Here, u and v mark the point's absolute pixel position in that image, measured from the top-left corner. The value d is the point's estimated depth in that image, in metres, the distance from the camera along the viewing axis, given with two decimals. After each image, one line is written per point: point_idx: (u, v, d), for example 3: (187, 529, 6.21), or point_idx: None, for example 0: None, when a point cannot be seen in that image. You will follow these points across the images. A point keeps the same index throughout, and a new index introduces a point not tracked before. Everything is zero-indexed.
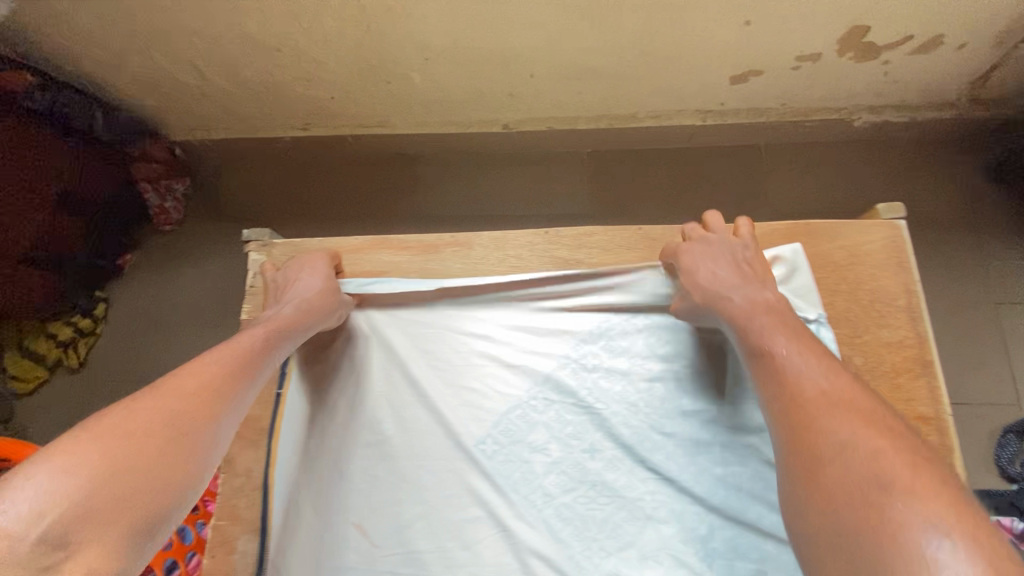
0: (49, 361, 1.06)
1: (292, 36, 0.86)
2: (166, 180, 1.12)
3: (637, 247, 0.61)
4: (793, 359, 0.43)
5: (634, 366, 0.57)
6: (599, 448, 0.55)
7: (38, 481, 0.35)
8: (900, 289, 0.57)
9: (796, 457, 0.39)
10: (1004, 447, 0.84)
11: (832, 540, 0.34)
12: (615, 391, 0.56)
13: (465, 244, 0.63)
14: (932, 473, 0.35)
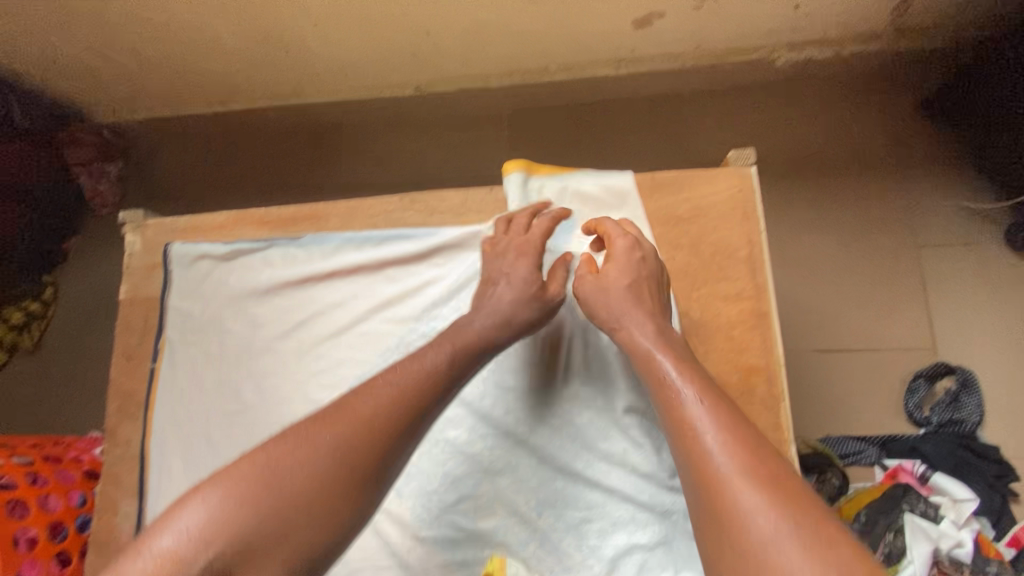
0: (5, 344, 1.10)
1: (173, 11, 0.84)
2: (99, 163, 1.13)
3: (485, 210, 0.60)
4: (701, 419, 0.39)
5: None
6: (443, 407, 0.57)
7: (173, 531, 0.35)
8: (741, 240, 0.55)
9: (710, 528, 0.36)
10: (913, 392, 0.84)
11: None
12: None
13: (322, 216, 0.64)
14: (817, 541, 0.33)
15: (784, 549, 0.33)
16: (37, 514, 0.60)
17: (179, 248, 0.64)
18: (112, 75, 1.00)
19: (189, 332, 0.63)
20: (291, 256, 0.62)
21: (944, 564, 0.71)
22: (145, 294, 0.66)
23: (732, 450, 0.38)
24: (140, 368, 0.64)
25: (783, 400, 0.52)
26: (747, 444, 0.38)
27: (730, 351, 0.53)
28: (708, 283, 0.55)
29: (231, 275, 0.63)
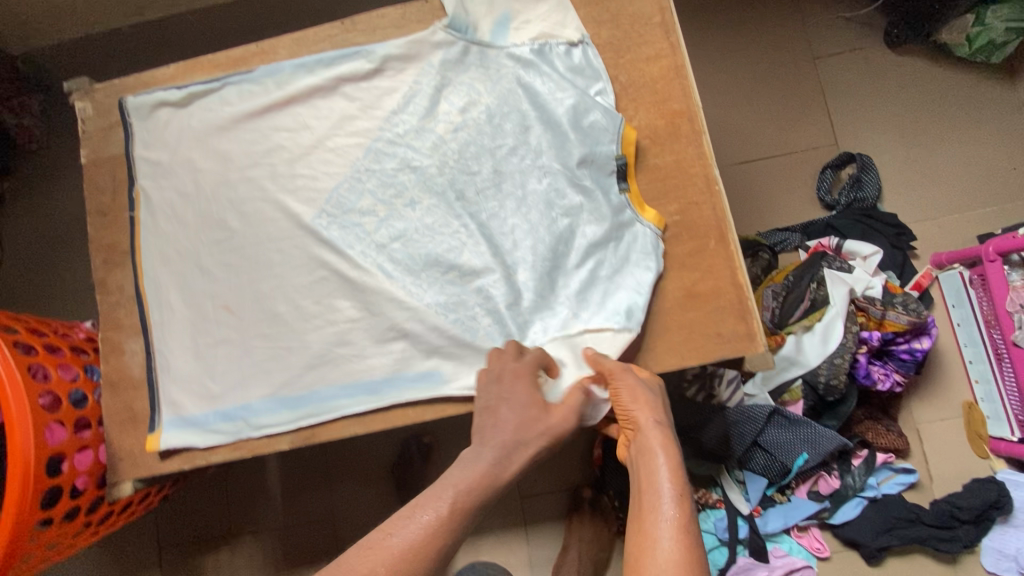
0: None
1: None
2: (18, 97, 1.08)
3: (426, 19, 0.65)
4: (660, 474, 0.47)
5: (439, 122, 0.64)
6: (418, 200, 0.63)
7: None
8: (654, 9, 0.63)
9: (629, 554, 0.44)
10: (823, 180, 0.96)
11: None
12: (426, 146, 0.63)
13: (271, 51, 0.67)
14: None
15: None
16: (47, 357, 0.63)
17: (135, 100, 0.66)
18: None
19: (161, 175, 0.65)
20: (249, 91, 0.66)
21: (859, 301, 0.85)
22: (107, 153, 0.67)
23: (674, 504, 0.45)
24: (119, 220, 0.66)
25: (704, 132, 0.61)
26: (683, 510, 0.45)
27: (656, 101, 0.62)
28: (631, 49, 0.63)
29: (192, 115, 0.66)
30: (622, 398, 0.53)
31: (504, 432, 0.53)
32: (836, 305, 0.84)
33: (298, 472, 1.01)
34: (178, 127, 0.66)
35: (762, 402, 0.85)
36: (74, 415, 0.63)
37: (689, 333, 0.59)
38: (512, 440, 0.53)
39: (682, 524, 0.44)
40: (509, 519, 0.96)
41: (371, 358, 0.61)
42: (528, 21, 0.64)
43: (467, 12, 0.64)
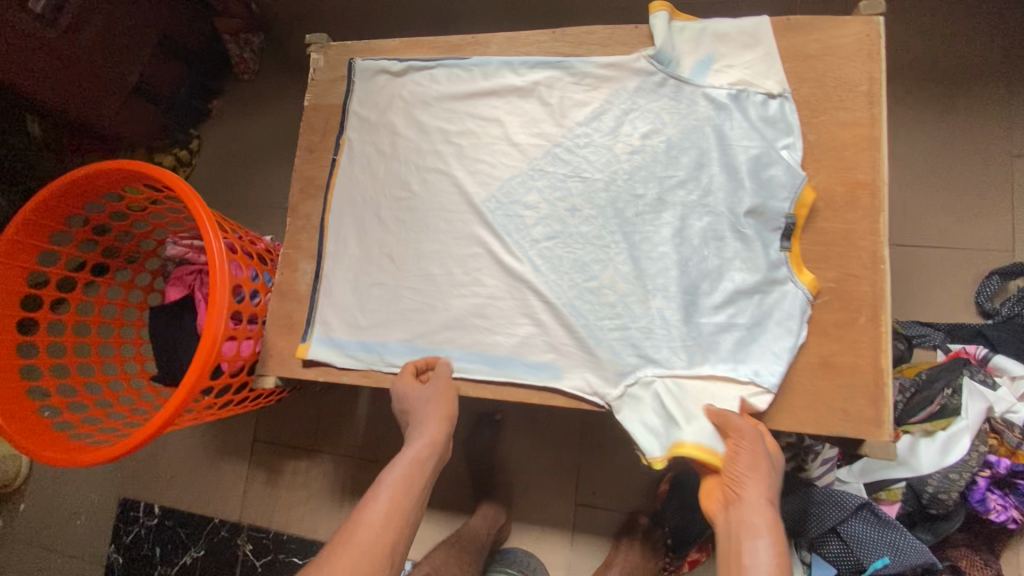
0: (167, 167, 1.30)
1: None
2: (245, 34, 1.27)
3: (632, 41, 0.69)
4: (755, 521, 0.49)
5: (619, 141, 0.67)
6: (579, 207, 0.67)
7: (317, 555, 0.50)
8: (863, 77, 0.63)
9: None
10: (986, 285, 0.89)
11: None
12: (601, 160, 0.67)
13: (483, 43, 0.74)
14: None
15: None
16: (245, 258, 0.75)
17: (363, 63, 0.76)
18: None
19: (366, 130, 0.75)
20: (456, 75, 0.73)
21: (996, 422, 0.79)
22: (326, 101, 0.78)
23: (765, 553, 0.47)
24: (321, 160, 0.77)
25: (883, 208, 0.60)
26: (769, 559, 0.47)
27: (841, 168, 0.62)
28: (828, 111, 0.63)
29: (405, 85, 0.74)
30: (741, 461, 0.53)
31: (418, 422, 0.63)
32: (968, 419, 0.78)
33: (385, 415, 1.10)
34: (392, 93, 0.75)
35: (854, 492, 0.82)
36: (249, 310, 0.74)
37: (815, 405, 0.59)
38: (427, 425, 0.62)
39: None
40: (560, 520, 0.99)
41: (499, 335, 0.67)
42: (729, 66, 0.66)
43: (674, 48, 0.67)
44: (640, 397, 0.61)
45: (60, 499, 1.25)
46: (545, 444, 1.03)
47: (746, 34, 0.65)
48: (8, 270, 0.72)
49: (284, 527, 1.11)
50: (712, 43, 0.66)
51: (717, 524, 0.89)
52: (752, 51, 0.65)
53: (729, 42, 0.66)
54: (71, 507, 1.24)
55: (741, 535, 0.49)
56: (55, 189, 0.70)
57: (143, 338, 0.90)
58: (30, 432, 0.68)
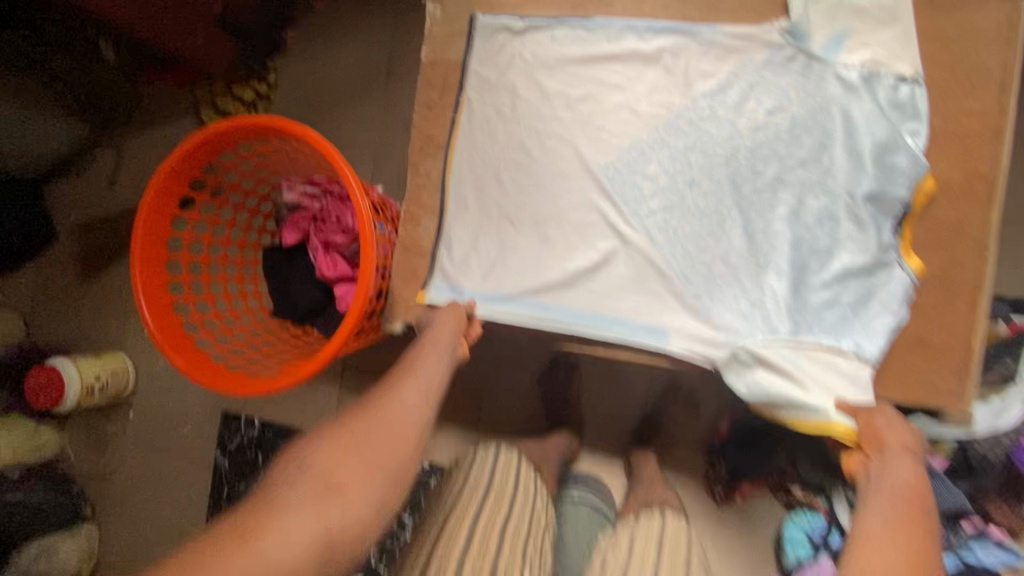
0: (248, 100, 1.31)
1: None
2: None
3: (763, 11, 0.69)
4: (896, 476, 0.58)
5: (744, 115, 0.69)
6: (697, 181, 0.70)
7: (335, 437, 0.53)
8: (998, 64, 0.63)
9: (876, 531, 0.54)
10: None
11: None
12: (723, 135, 0.69)
13: (607, 3, 0.74)
14: None
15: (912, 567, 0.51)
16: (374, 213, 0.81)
17: (485, 20, 0.76)
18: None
19: (486, 89, 0.77)
20: (579, 37, 0.74)
21: None
22: (444, 57, 0.80)
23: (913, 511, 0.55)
24: (441, 118, 0.80)
25: (998, 198, 0.63)
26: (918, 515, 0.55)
27: (963, 156, 0.64)
28: (957, 98, 0.64)
29: (527, 45, 0.75)
30: (877, 421, 0.61)
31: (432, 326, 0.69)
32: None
33: None
34: (513, 53, 0.76)
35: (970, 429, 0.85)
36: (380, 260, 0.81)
37: (906, 377, 0.66)
38: (443, 328, 0.67)
39: (897, 523, 0.54)
40: (627, 452, 1.11)
41: (613, 300, 0.73)
42: (864, 44, 0.66)
43: (809, 22, 0.67)
44: (747, 364, 0.67)
45: (171, 407, 1.41)
46: (617, 385, 1.12)
47: (887, 12, 0.65)
48: (156, 216, 0.79)
49: None
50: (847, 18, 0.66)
51: (772, 462, 1.00)
52: (890, 30, 0.65)
53: (868, 19, 0.65)
54: (180, 415, 1.41)
55: (890, 482, 0.57)
56: (198, 141, 0.75)
57: (259, 276, 0.97)
58: (198, 364, 0.79)
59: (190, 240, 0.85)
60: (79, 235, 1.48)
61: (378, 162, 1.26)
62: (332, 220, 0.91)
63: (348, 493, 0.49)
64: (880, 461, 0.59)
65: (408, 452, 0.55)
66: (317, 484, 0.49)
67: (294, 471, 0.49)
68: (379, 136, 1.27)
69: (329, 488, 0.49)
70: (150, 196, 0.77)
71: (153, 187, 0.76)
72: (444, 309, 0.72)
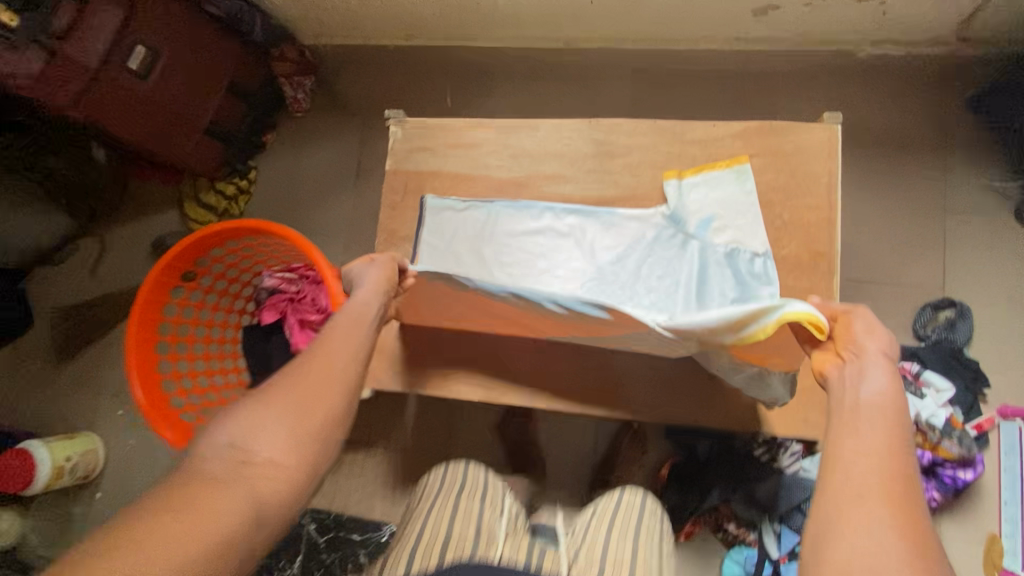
0: (230, 195, 1.46)
1: None
2: (297, 77, 1.43)
3: (650, 134, 0.90)
4: (874, 384, 0.59)
5: (641, 283, 0.87)
6: (612, 332, 0.85)
7: (241, 404, 0.58)
8: (824, 171, 0.84)
9: (855, 448, 0.55)
10: (920, 314, 1.14)
11: (839, 506, 0.52)
12: (627, 298, 0.87)
13: (534, 126, 0.94)
14: (897, 508, 0.50)
15: (880, 475, 0.52)
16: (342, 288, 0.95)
17: (433, 200, 0.94)
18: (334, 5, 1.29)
19: (433, 252, 0.91)
20: (509, 215, 0.92)
21: (921, 425, 1.02)
22: (405, 167, 0.97)
23: (890, 423, 0.56)
24: (403, 215, 0.96)
25: (836, 271, 0.82)
26: (895, 427, 0.56)
27: (806, 239, 0.83)
28: (798, 196, 0.84)
29: (470, 214, 0.93)
30: (854, 325, 0.63)
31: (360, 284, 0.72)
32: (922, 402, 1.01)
33: (430, 415, 1.29)
34: (455, 222, 0.92)
35: None
36: None
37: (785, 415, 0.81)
38: (372, 284, 0.71)
39: (880, 440, 0.55)
40: (582, 500, 1.21)
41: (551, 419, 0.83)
42: (725, 226, 0.85)
43: (684, 206, 0.87)
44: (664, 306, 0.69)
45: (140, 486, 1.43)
46: (569, 439, 1.24)
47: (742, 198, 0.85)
48: (151, 303, 0.91)
49: (342, 511, 1.28)
50: (711, 139, 0.88)
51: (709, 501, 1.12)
52: (747, 213, 0.84)
53: (725, 203, 0.85)
54: None
55: (865, 393, 0.59)
56: (191, 239, 0.88)
57: (239, 352, 1.07)
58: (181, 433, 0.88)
59: (179, 322, 0.96)
60: (57, 320, 1.54)
61: (350, 245, 1.41)
62: (306, 301, 1.04)
63: (273, 456, 0.54)
64: (856, 372, 0.60)
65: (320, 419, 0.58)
66: (237, 466, 0.53)
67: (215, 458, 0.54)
68: (351, 223, 1.43)
69: (249, 456, 0.54)
70: (145, 290, 0.88)
71: (151, 279, 0.88)
72: (367, 272, 0.73)
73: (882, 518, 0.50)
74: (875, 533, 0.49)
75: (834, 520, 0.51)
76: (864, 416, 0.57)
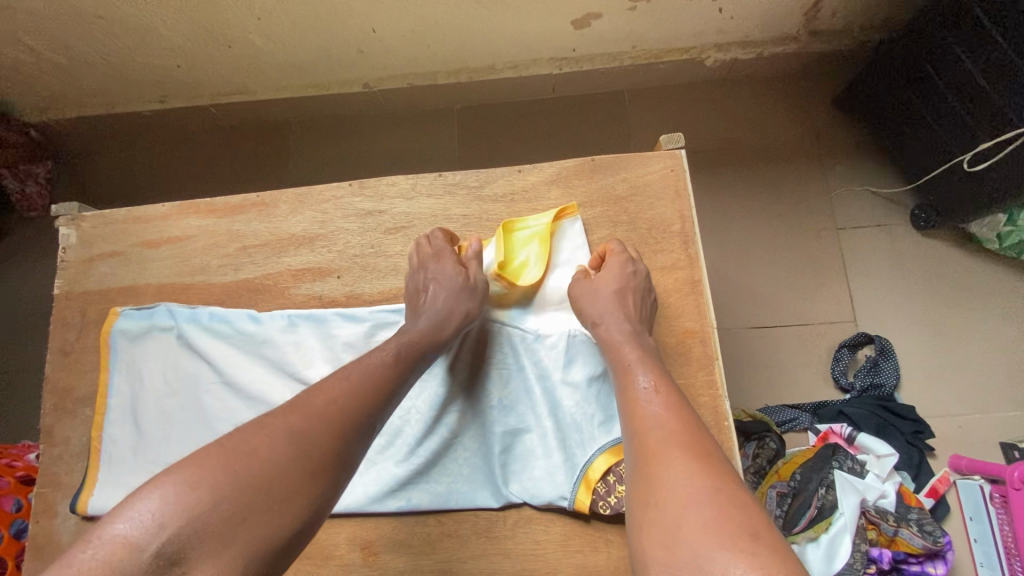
0: None
1: (106, 20, 0.81)
2: (26, 164, 1.05)
3: (436, 193, 0.63)
4: (607, 316, 0.54)
5: (446, 405, 0.57)
6: (398, 485, 0.55)
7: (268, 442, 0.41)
8: (674, 216, 0.59)
9: (625, 402, 0.48)
10: (838, 360, 0.91)
11: (641, 475, 0.43)
12: (427, 433, 0.57)
13: (269, 203, 0.63)
14: (692, 448, 0.43)
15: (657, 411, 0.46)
16: None
17: (127, 318, 0.60)
18: (26, 71, 0.92)
19: (135, 408, 0.59)
20: (240, 328, 0.59)
21: (871, 513, 0.78)
22: (85, 287, 0.63)
23: (646, 362, 0.50)
24: (83, 363, 0.61)
25: (717, 358, 0.56)
26: (654, 365, 0.50)
27: (668, 316, 0.57)
28: (646, 256, 0.59)
29: (183, 336, 0.60)
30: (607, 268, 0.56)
31: (427, 294, 0.55)
32: (888, 453, 0.83)
33: None
34: (160, 353, 0.60)
35: (845, 547, 0.75)
36: None
37: None
38: (440, 301, 0.55)
39: (651, 378, 0.49)
40: None
41: None
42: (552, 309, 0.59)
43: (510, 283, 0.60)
44: None
45: None
46: None
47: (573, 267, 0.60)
48: None
49: None
50: (518, 190, 0.62)
51: None
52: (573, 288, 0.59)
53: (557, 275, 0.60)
54: None
55: (601, 328, 0.53)
56: None
57: None
58: None
59: None
60: None
61: None
62: None
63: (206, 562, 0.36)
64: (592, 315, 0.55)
65: (319, 470, 0.42)
66: (173, 547, 0.36)
67: (133, 532, 0.36)
68: None
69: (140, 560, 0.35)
70: None
71: None
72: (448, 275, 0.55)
73: (686, 470, 0.41)
74: (679, 482, 0.41)
75: (644, 486, 0.42)
76: (623, 357, 0.51)
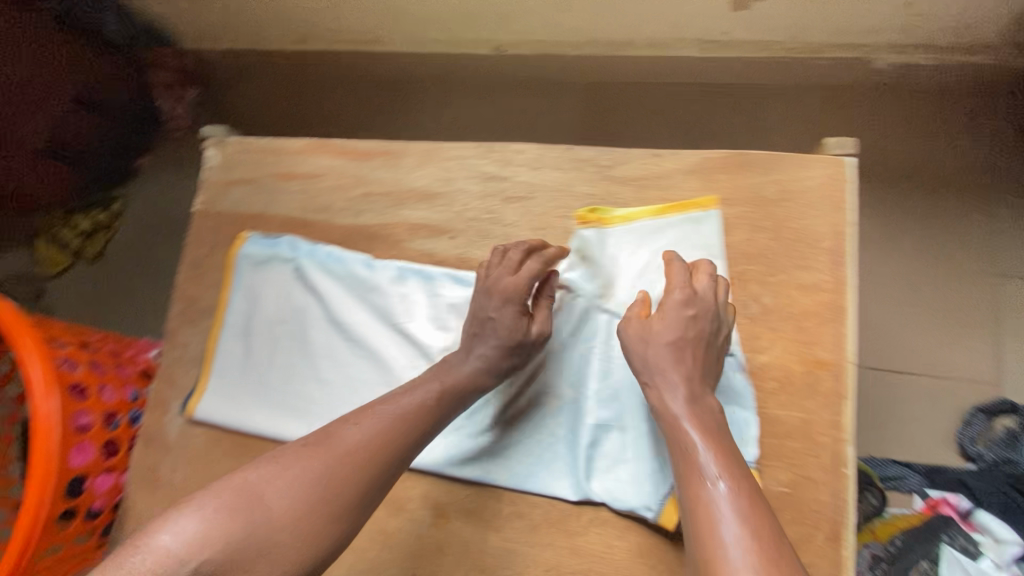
0: (87, 229, 1.14)
1: None
2: (178, 87, 1.13)
3: (564, 166, 0.60)
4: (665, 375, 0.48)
5: (539, 385, 0.55)
6: (477, 456, 0.55)
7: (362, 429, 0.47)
8: (828, 231, 0.53)
9: (688, 480, 0.44)
10: (970, 425, 0.81)
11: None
12: (516, 408, 0.55)
13: (397, 153, 0.63)
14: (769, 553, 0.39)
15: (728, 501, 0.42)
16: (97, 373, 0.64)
17: (253, 242, 0.64)
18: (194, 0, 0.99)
19: (247, 328, 0.62)
20: (353, 270, 0.61)
21: None
22: (220, 207, 0.67)
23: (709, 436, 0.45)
24: (209, 278, 0.66)
25: (850, 396, 0.50)
26: (719, 441, 0.45)
27: (800, 341, 0.52)
28: (786, 269, 0.53)
29: (300, 270, 0.62)
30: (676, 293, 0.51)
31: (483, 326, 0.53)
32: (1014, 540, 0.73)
33: None
34: (277, 282, 0.62)
35: None
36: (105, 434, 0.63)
37: None
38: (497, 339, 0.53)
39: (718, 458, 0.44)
40: None
41: None
42: None
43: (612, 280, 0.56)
44: None
45: None
46: None
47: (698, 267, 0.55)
48: None
49: None
50: (653, 176, 0.57)
51: None
52: None
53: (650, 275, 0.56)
54: None
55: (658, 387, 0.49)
56: None
57: None
58: None
59: None
60: None
61: None
62: None
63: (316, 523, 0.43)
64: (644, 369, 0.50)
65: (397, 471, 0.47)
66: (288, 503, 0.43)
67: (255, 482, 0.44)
68: None
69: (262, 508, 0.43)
70: None
71: None
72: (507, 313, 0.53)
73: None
74: None
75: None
76: (685, 428, 0.46)
